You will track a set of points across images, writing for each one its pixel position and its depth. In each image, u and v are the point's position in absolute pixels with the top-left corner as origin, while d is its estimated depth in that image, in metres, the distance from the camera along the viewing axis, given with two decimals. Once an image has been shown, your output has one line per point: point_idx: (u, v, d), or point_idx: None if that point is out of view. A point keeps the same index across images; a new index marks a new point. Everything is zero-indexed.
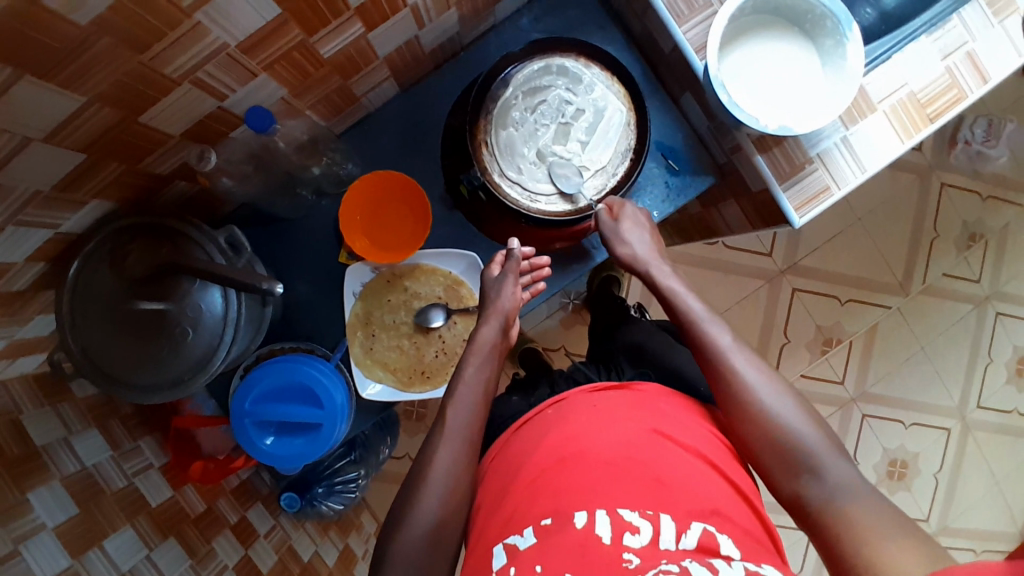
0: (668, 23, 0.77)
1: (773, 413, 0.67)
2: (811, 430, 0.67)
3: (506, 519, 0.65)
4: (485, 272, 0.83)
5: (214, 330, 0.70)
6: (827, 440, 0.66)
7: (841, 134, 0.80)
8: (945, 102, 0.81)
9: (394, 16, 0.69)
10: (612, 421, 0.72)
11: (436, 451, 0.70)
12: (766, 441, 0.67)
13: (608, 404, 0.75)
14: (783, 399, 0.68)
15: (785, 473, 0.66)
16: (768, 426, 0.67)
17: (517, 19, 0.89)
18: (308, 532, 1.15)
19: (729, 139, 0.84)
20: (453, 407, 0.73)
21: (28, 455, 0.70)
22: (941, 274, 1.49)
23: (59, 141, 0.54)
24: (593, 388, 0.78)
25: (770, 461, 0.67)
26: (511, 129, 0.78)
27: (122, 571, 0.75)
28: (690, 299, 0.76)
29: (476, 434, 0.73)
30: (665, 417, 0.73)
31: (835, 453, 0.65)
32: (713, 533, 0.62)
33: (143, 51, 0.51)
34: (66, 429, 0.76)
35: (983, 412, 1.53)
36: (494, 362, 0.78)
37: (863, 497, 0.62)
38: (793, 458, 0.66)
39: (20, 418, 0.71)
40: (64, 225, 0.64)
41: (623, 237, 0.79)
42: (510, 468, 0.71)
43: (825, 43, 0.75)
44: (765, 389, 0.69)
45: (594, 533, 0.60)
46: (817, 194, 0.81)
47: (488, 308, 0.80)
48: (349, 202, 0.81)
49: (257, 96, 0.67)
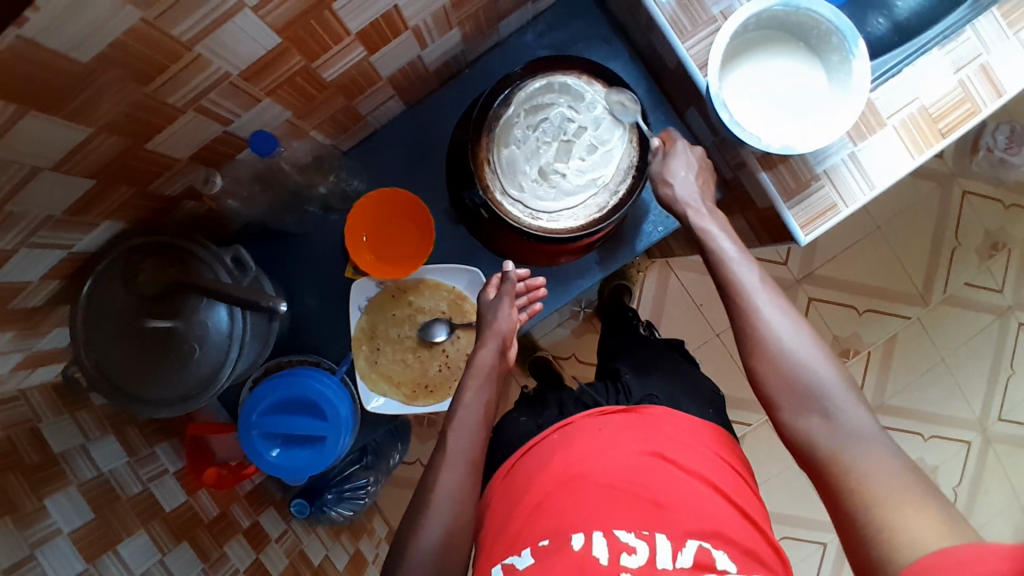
0: (671, 39, 0.77)
1: (792, 348, 0.64)
2: (830, 370, 0.62)
3: (509, 541, 0.67)
4: (482, 294, 0.84)
5: (218, 346, 0.72)
6: (844, 381, 0.62)
7: (849, 150, 0.78)
8: (957, 116, 0.79)
9: (395, 39, 0.70)
10: (614, 445, 0.72)
11: (438, 475, 0.71)
12: (780, 375, 0.64)
13: (612, 429, 0.74)
14: (802, 336, 0.64)
15: (792, 409, 0.63)
16: (784, 362, 0.63)
17: (522, 35, 0.89)
18: (319, 537, 1.18)
19: (733, 155, 0.83)
20: (452, 432, 0.74)
21: (47, 462, 0.73)
22: (962, 284, 1.46)
23: (68, 168, 0.56)
24: (599, 411, 0.78)
25: (780, 396, 0.63)
26: (512, 148, 0.79)
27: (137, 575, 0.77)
28: (724, 237, 0.71)
29: (476, 454, 0.73)
30: (666, 439, 0.73)
31: (851, 394, 0.61)
32: (709, 549, 0.63)
33: (146, 83, 0.53)
34: (84, 435, 0.79)
35: (1004, 424, 1.50)
36: (494, 385, 0.79)
37: (873, 444, 0.58)
38: (803, 394, 0.62)
39: (40, 424, 0.74)
40: (77, 246, 0.66)
41: (676, 180, 0.75)
42: (515, 492, 0.72)
43: (832, 59, 0.74)
44: (782, 327, 0.65)
45: (590, 555, 0.62)
46: (823, 212, 0.79)
47: (485, 333, 0.81)
48: (355, 219, 0.82)
49: (262, 119, 0.68)
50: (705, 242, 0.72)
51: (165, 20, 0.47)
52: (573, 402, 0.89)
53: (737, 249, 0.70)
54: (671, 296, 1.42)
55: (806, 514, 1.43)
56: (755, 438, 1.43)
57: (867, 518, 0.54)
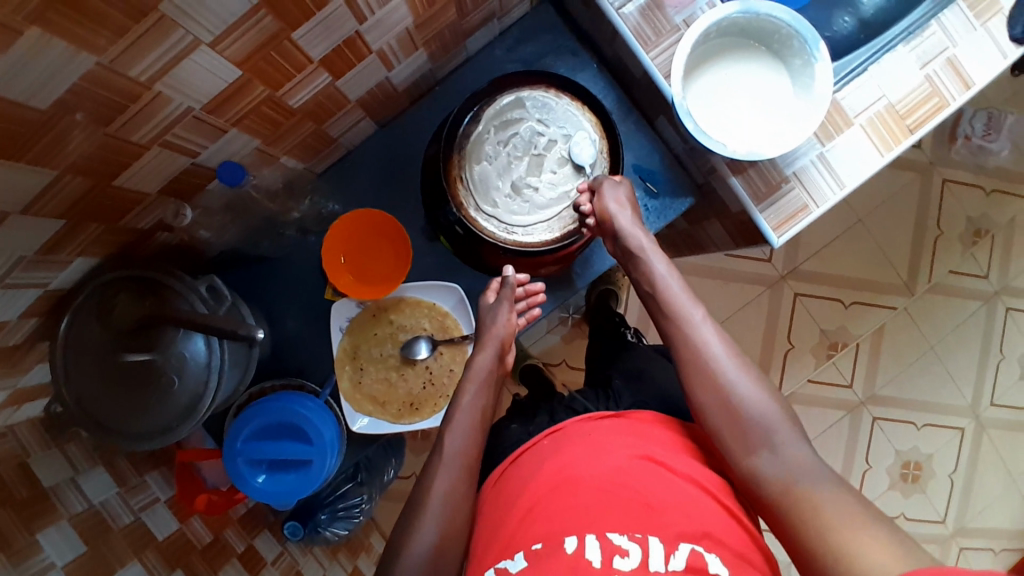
0: (636, 49, 0.77)
1: (734, 380, 0.67)
2: (770, 405, 0.66)
3: (500, 548, 0.65)
4: (482, 298, 0.84)
5: (197, 376, 0.72)
6: (787, 416, 0.66)
7: (817, 151, 0.78)
8: (925, 111, 0.79)
9: (360, 63, 0.71)
10: (606, 450, 0.70)
11: (433, 475, 0.68)
12: (726, 411, 0.66)
13: (603, 433, 0.73)
14: (742, 372, 0.68)
15: (739, 444, 0.65)
16: (728, 396, 0.66)
17: (490, 50, 0.90)
18: (316, 558, 1.17)
19: (705, 162, 0.84)
20: (449, 432, 0.72)
21: (37, 497, 0.73)
22: (947, 272, 1.47)
23: (38, 209, 0.56)
24: (590, 416, 0.77)
25: (728, 435, 0.66)
26: (485, 164, 0.79)
27: None
28: (658, 259, 0.76)
29: (471, 459, 0.70)
30: (656, 443, 0.72)
31: (792, 430, 0.65)
32: (702, 552, 0.61)
33: (108, 124, 0.53)
34: (73, 468, 0.79)
35: (997, 409, 1.51)
36: (490, 390, 0.77)
37: (819, 476, 0.61)
38: (751, 430, 0.65)
39: (28, 459, 0.74)
40: (52, 283, 0.66)
41: (604, 191, 0.77)
42: (509, 496, 0.70)
43: (794, 63, 0.75)
44: (722, 358, 0.69)
45: (583, 557, 0.60)
46: (795, 213, 0.79)
47: (483, 335, 0.80)
48: (332, 241, 0.82)
49: (231, 149, 0.68)
50: (640, 263, 0.77)
51: (121, 63, 0.48)
52: (559, 411, 0.90)
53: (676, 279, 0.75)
54: None
55: None
56: None
57: (823, 547, 0.56)
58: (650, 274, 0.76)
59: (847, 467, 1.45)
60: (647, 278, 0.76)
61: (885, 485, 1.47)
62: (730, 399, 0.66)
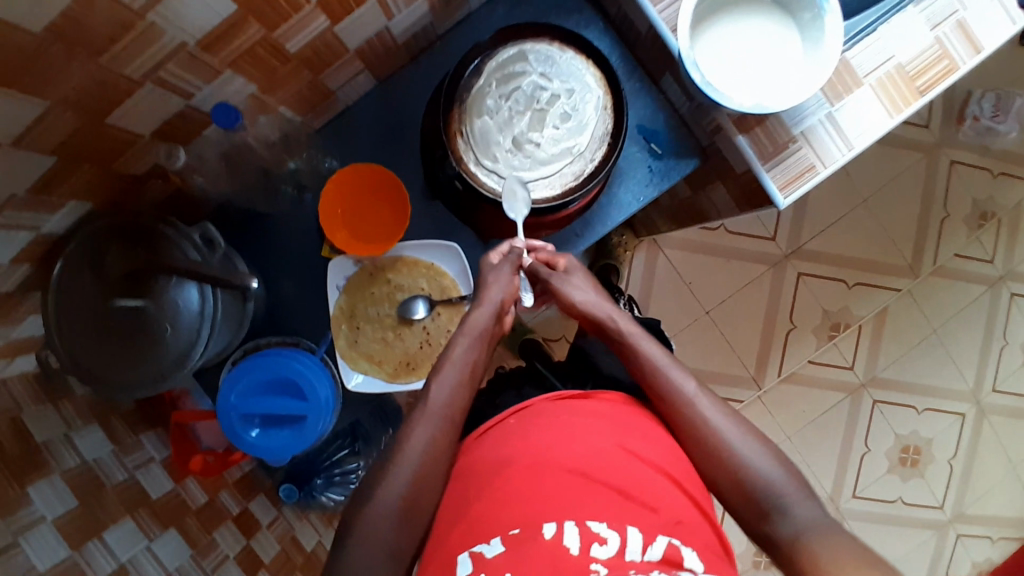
0: (642, 4, 0.76)
1: (737, 450, 0.66)
2: (777, 471, 0.65)
3: (463, 532, 0.56)
4: (483, 257, 0.77)
5: (189, 326, 0.70)
6: (791, 476, 0.65)
7: (826, 111, 0.77)
8: (935, 73, 0.77)
9: (358, 9, 0.69)
10: (587, 431, 0.61)
11: (411, 428, 0.64)
12: (733, 481, 0.65)
13: (578, 414, 0.64)
14: (745, 440, 0.67)
15: (752, 510, 0.64)
16: (734, 467, 0.65)
17: (492, 6, 0.88)
18: (311, 523, 1.18)
19: (710, 120, 0.82)
20: (435, 382, 0.67)
21: (30, 453, 0.72)
22: (952, 255, 1.46)
23: (28, 145, 0.55)
24: (560, 395, 0.67)
25: (738, 502, 0.65)
26: (486, 118, 0.78)
27: (121, 562, 0.78)
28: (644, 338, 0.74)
29: (455, 415, 0.66)
30: (639, 424, 0.65)
31: (802, 490, 0.64)
32: (679, 545, 0.55)
33: (99, 55, 0.52)
34: (67, 425, 0.79)
35: (998, 395, 1.49)
36: (485, 344, 0.72)
37: (829, 528, 0.60)
38: (759, 497, 0.64)
39: (20, 415, 0.73)
40: (43, 227, 0.65)
41: (568, 283, 0.78)
42: (477, 473, 0.61)
43: (804, 16, 0.73)
44: (724, 429, 0.67)
45: (561, 544, 0.53)
46: (801, 173, 0.78)
47: (482, 294, 0.74)
48: (329, 196, 0.81)
49: (226, 93, 0.67)
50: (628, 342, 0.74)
51: None
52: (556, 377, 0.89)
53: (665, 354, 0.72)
54: (659, 276, 1.41)
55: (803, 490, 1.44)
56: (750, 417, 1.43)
57: None
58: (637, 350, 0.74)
59: (845, 450, 1.45)
60: (635, 355, 0.73)
61: (883, 469, 1.46)
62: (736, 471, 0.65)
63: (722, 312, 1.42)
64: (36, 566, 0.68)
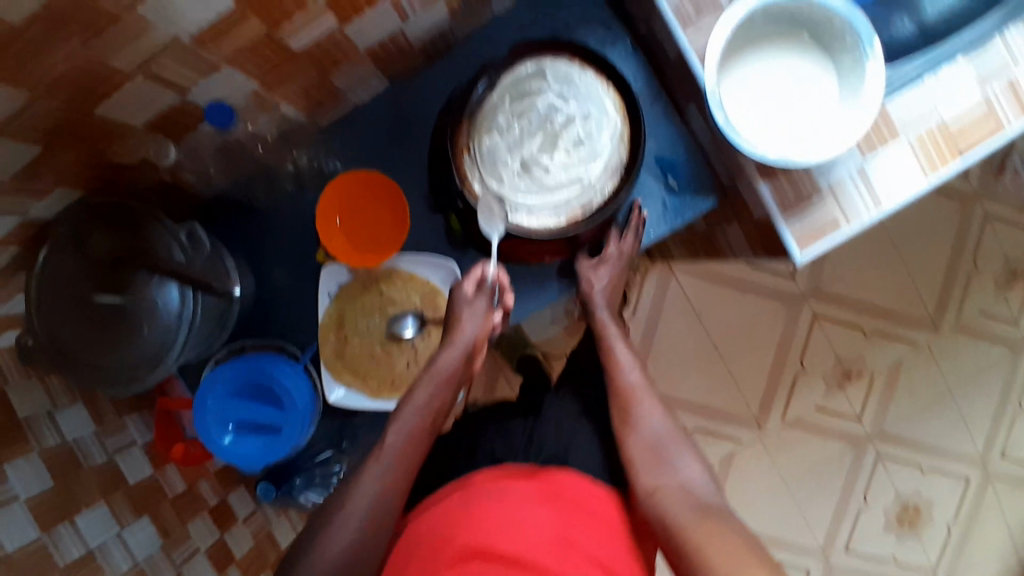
0: (673, 28, 0.72)
1: (662, 432, 0.73)
2: (692, 459, 0.71)
3: None
4: (457, 286, 0.77)
5: (167, 325, 0.69)
6: (702, 468, 0.71)
7: (857, 164, 0.72)
8: (979, 133, 0.72)
9: (371, 10, 0.66)
10: (523, 518, 0.64)
11: (362, 475, 0.64)
12: (650, 453, 0.71)
13: (517, 495, 0.66)
14: (671, 429, 0.74)
15: (656, 478, 0.69)
16: (653, 440, 0.72)
17: (516, 16, 0.85)
18: (289, 519, 1.17)
19: (732, 161, 0.78)
20: (394, 424, 0.68)
21: (10, 427, 0.71)
22: (976, 312, 1.40)
23: (10, 132, 0.54)
24: (504, 470, 0.69)
25: (646, 472, 0.70)
26: (495, 136, 0.75)
27: (90, 548, 0.77)
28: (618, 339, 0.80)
29: (410, 466, 0.66)
30: (578, 513, 0.66)
31: (705, 473, 0.70)
32: None
33: (84, 45, 0.50)
34: (51, 403, 0.77)
35: (1007, 462, 1.43)
36: (450, 389, 0.72)
37: (717, 508, 0.66)
38: (665, 468, 0.70)
39: (6, 388, 0.72)
40: (30, 211, 0.63)
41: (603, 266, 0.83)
42: (417, 552, 0.63)
43: (843, 60, 0.69)
44: (657, 416, 0.74)
45: None
46: (823, 229, 0.73)
47: (452, 334, 0.74)
48: (325, 202, 0.78)
49: (223, 90, 0.65)
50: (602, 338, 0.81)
51: None
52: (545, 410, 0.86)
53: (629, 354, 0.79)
54: (669, 303, 1.37)
55: (793, 537, 1.40)
56: (746, 457, 1.38)
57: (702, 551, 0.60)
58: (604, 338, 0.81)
59: (842, 502, 1.40)
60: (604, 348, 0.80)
61: (880, 526, 1.41)
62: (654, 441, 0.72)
63: (730, 347, 1.38)
64: (4, 546, 0.67)
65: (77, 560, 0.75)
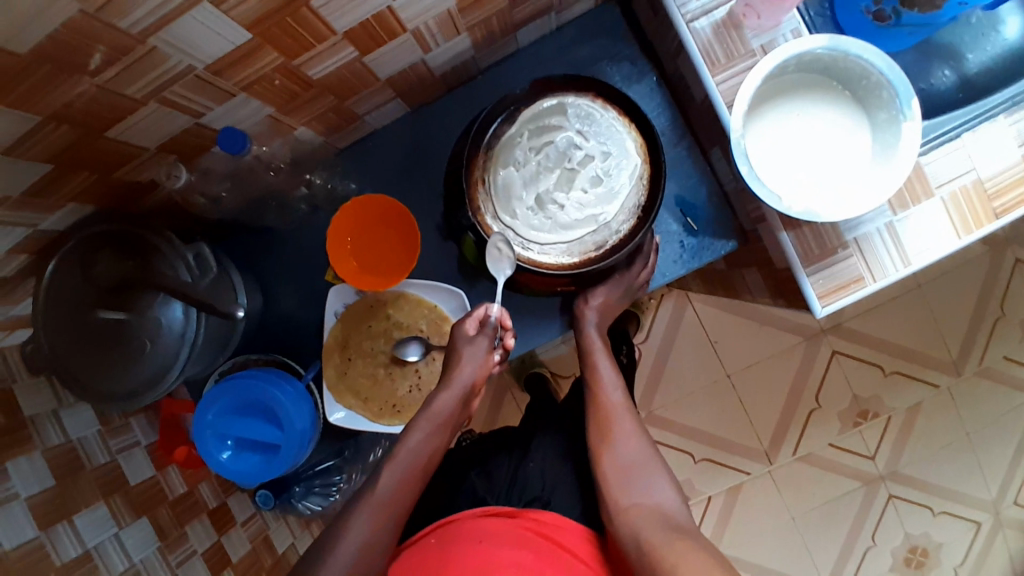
0: (701, 71, 0.69)
1: (639, 453, 0.73)
2: (666, 484, 0.71)
3: None
4: (458, 324, 0.75)
5: (169, 348, 0.68)
6: (675, 494, 0.71)
7: (887, 220, 0.70)
8: (1016, 195, 0.69)
9: (392, 41, 0.65)
10: (500, 560, 0.66)
11: (353, 515, 0.64)
12: (621, 471, 0.71)
13: (494, 539, 0.68)
14: (646, 452, 0.73)
15: (626, 495, 0.70)
16: (627, 459, 0.72)
17: (543, 45, 0.83)
18: (288, 524, 1.09)
19: (755, 209, 0.76)
20: (390, 466, 0.67)
21: (16, 425, 0.67)
22: (1000, 357, 1.35)
23: (20, 153, 0.53)
24: (485, 512, 0.73)
25: (617, 489, 0.70)
26: (512, 171, 0.74)
27: (88, 548, 0.71)
28: (602, 358, 0.80)
29: (405, 498, 0.67)
30: (554, 556, 0.68)
31: (676, 496, 0.70)
32: None
33: (94, 75, 0.49)
34: (57, 400, 0.72)
35: (1019, 509, 1.38)
36: (447, 432, 0.71)
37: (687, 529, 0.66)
38: (638, 486, 0.70)
39: (14, 386, 0.68)
40: (41, 225, 0.63)
41: (599, 290, 0.82)
42: None
43: (879, 116, 0.66)
44: (635, 438, 0.74)
45: None
46: (848, 283, 0.70)
47: (451, 375, 0.71)
48: (340, 222, 0.77)
49: (238, 114, 0.64)
50: (588, 359, 0.81)
51: (107, 13, 0.44)
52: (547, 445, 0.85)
53: (611, 377, 0.79)
54: (683, 331, 1.35)
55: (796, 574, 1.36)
56: (752, 490, 1.35)
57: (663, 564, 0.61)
58: (591, 357, 0.81)
59: (849, 542, 1.36)
60: (589, 370, 0.80)
61: (886, 568, 1.37)
62: (628, 461, 0.72)
63: (743, 378, 1.35)
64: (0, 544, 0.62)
65: (74, 559, 0.69)
